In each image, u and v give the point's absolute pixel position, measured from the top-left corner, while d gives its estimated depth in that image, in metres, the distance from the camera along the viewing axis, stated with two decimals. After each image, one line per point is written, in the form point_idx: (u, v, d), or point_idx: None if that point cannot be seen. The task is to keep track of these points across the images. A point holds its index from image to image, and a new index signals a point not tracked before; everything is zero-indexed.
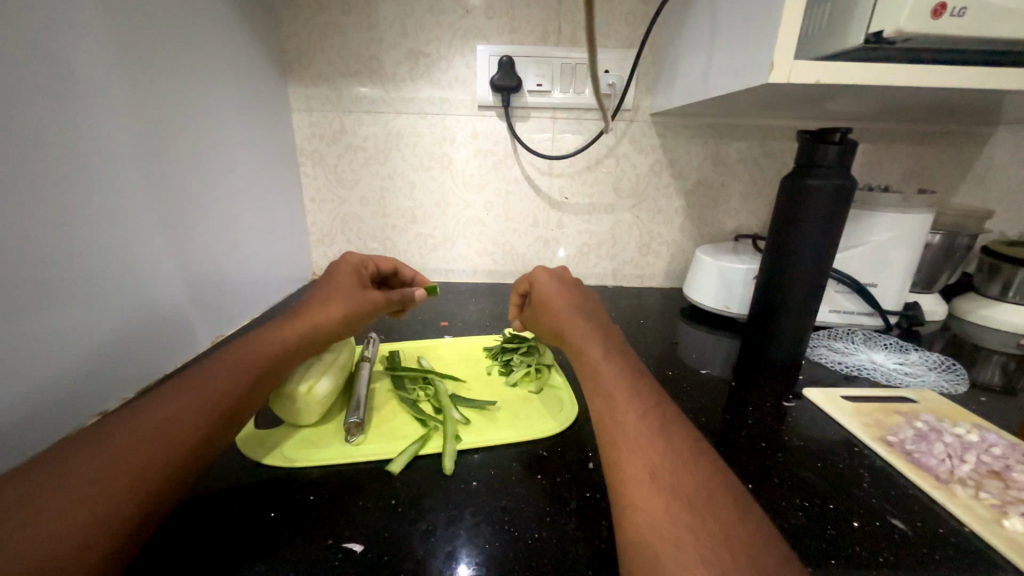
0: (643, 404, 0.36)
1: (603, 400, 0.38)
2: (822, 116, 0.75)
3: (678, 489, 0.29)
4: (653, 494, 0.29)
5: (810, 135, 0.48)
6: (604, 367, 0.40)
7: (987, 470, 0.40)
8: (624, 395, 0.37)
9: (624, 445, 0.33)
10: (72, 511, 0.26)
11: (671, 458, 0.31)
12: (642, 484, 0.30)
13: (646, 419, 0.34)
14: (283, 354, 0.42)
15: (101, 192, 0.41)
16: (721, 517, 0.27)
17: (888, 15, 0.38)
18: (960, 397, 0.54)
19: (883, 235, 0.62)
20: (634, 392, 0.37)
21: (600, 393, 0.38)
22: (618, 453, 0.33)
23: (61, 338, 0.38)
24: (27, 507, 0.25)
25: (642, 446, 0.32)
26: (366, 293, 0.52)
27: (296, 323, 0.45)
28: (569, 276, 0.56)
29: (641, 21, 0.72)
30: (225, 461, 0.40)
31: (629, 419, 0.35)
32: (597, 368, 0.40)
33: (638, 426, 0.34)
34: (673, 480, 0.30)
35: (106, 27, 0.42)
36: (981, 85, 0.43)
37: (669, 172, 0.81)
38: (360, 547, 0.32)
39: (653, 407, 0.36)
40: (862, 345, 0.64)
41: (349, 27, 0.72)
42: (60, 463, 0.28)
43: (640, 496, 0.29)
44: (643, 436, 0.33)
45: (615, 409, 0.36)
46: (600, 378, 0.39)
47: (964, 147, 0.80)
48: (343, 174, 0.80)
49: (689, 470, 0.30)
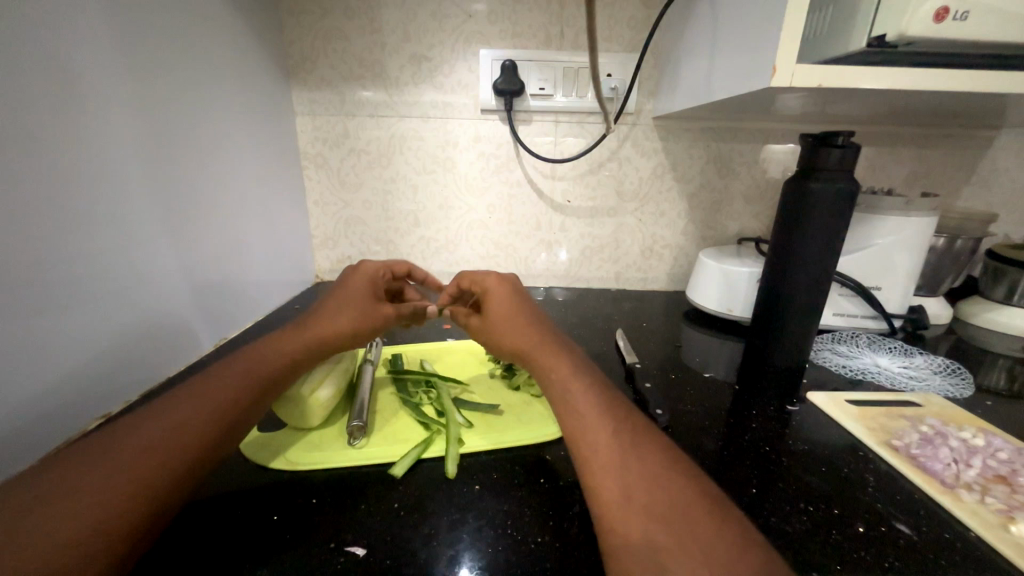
0: (615, 420, 0.35)
1: (572, 420, 0.37)
2: (825, 120, 0.75)
3: (656, 508, 0.29)
4: (632, 516, 0.29)
5: (813, 139, 0.48)
6: (572, 384, 0.39)
7: (993, 475, 0.40)
8: (593, 412, 0.36)
9: (599, 465, 0.33)
10: (72, 522, 0.26)
11: (648, 475, 0.31)
12: (619, 507, 0.30)
13: (618, 436, 0.34)
14: (290, 365, 0.42)
15: (103, 197, 0.42)
16: (699, 534, 0.27)
17: (889, 20, 0.38)
18: (965, 401, 0.54)
19: (887, 238, 0.62)
20: (604, 409, 0.36)
21: (568, 412, 0.37)
22: (593, 475, 0.32)
23: (66, 342, 0.39)
24: (26, 518, 0.25)
25: (618, 465, 0.32)
26: (378, 307, 0.50)
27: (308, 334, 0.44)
28: (518, 283, 0.52)
29: (643, 25, 0.72)
30: (229, 464, 0.40)
31: (601, 438, 0.34)
32: (565, 387, 0.39)
33: (610, 445, 0.33)
34: (650, 499, 0.29)
35: (112, 33, 0.42)
36: (985, 88, 0.43)
37: (672, 176, 0.81)
38: (363, 551, 0.32)
39: (623, 423, 0.35)
40: (866, 348, 0.64)
41: (353, 32, 0.72)
42: (58, 474, 0.28)
43: (619, 519, 0.29)
44: (618, 454, 0.33)
45: (586, 429, 0.35)
46: (569, 395, 0.38)
47: (969, 150, 0.79)
48: (347, 178, 0.81)
49: (666, 487, 0.30)
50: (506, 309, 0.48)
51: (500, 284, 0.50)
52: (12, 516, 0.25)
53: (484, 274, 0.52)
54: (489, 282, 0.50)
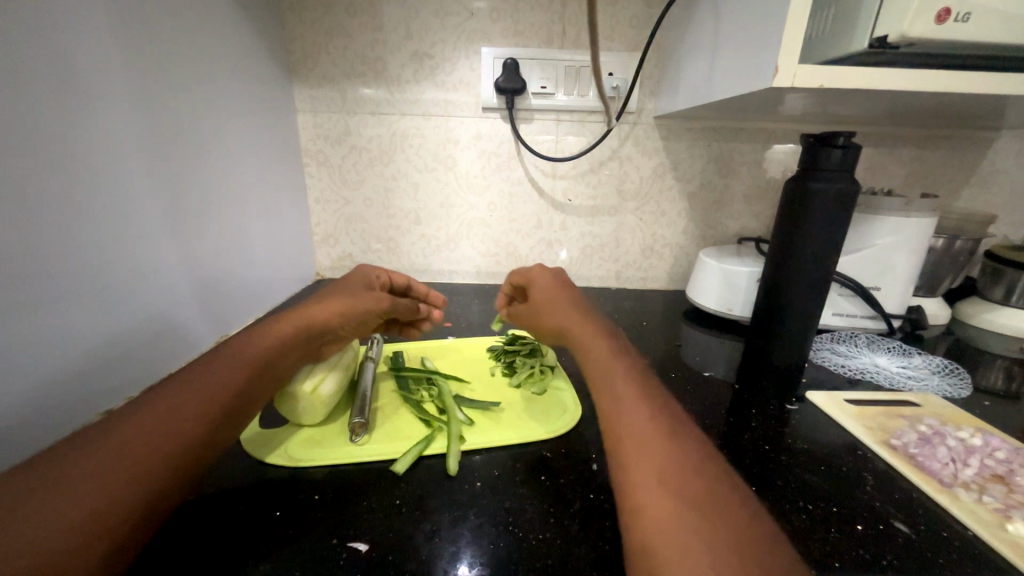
0: (652, 406, 0.35)
1: (610, 402, 0.36)
2: (825, 120, 0.75)
3: (686, 492, 0.29)
4: (662, 497, 0.29)
5: (813, 139, 0.48)
6: (614, 367, 0.39)
7: (991, 474, 0.40)
8: (632, 396, 0.36)
9: (632, 445, 0.32)
10: (66, 516, 0.26)
11: (680, 461, 0.30)
12: (649, 485, 0.29)
13: (655, 420, 0.34)
14: (279, 349, 0.41)
15: (107, 191, 0.42)
16: (729, 521, 0.27)
17: (892, 21, 0.38)
18: (963, 401, 0.54)
19: (886, 239, 0.62)
20: (641, 394, 0.36)
21: (607, 394, 0.37)
22: (625, 454, 0.32)
23: (65, 336, 0.38)
24: (20, 509, 0.25)
25: (650, 449, 0.32)
26: (365, 299, 0.50)
27: (294, 318, 0.44)
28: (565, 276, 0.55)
29: (645, 25, 0.72)
30: (230, 460, 0.40)
31: (637, 420, 0.34)
32: (606, 368, 0.39)
33: (647, 428, 0.33)
34: (681, 483, 0.29)
35: (115, 30, 0.42)
36: (986, 89, 0.43)
37: (673, 175, 0.81)
38: (365, 547, 0.32)
39: (659, 410, 0.35)
40: (865, 348, 0.64)
41: (355, 29, 0.72)
42: (53, 463, 0.28)
43: (649, 498, 0.29)
44: (650, 438, 0.32)
45: (623, 409, 0.35)
46: (608, 378, 0.38)
47: (969, 151, 0.80)
48: (348, 175, 0.81)
49: (696, 473, 0.30)
50: (545, 292, 0.51)
51: (544, 273, 0.53)
52: (7, 506, 0.25)
53: (530, 267, 0.56)
54: (540, 273, 0.54)
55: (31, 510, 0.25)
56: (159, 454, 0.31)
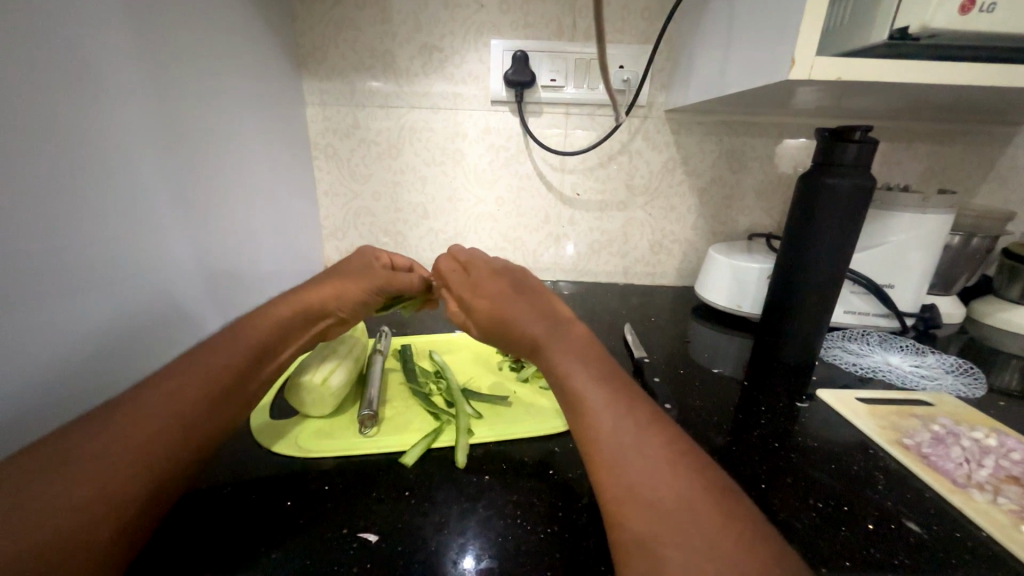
0: (619, 407, 0.33)
1: (575, 408, 0.35)
2: (840, 114, 0.74)
3: (662, 505, 0.28)
4: (638, 513, 0.28)
5: (829, 133, 0.47)
6: (577, 367, 0.37)
7: (1006, 475, 0.40)
8: (597, 398, 0.34)
9: (602, 457, 0.32)
10: (74, 509, 0.26)
11: (654, 471, 0.30)
12: (625, 503, 0.29)
13: (620, 427, 0.32)
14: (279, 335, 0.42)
15: (117, 185, 0.42)
16: (705, 532, 0.26)
17: (914, 11, 0.37)
18: (977, 401, 0.53)
19: (900, 236, 0.61)
20: (608, 395, 0.34)
21: (573, 399, 0.36)
22: (601, 468, 0.31)
23: (72, 327, 0.39)
24: (27, 499, 0.25)
25: (622, 459, 0.31)
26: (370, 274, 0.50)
27: (293, 303, 0.44)
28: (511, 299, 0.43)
29: (656, 17, 0.71)
30: (240, 450, 0.41)
31: (607, 427, 0.33)
32: (563, 371, 0.37)
33: (613, 437, 0.32)
34: (656, 497, 0.28)
35: (124, 22, 0.42)
36: (1009, 83, 0.42)
37: (683, 170, 0.80)
38: (374, 537, 0.33)
39: (625, 411, 0.33)
40: (877, 346, 0.63)
41: (364, 22, 0.72)
42: (58, 449, 0.28)
43: (625, 517, 0.29)
44: (619, 449, 0.31)
45: (588, 418, 0.34)
46: (569, 381, 0.36)
47: (988, 146, 0.78)
48: (356, 168, 0.81)
49: (673, 480, 0.29)
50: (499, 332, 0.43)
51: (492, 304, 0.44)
52: (14, 496, 0.25)
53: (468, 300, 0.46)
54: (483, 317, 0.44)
55: (38, 497, 0.26)
56: (165, 448, 0.31)
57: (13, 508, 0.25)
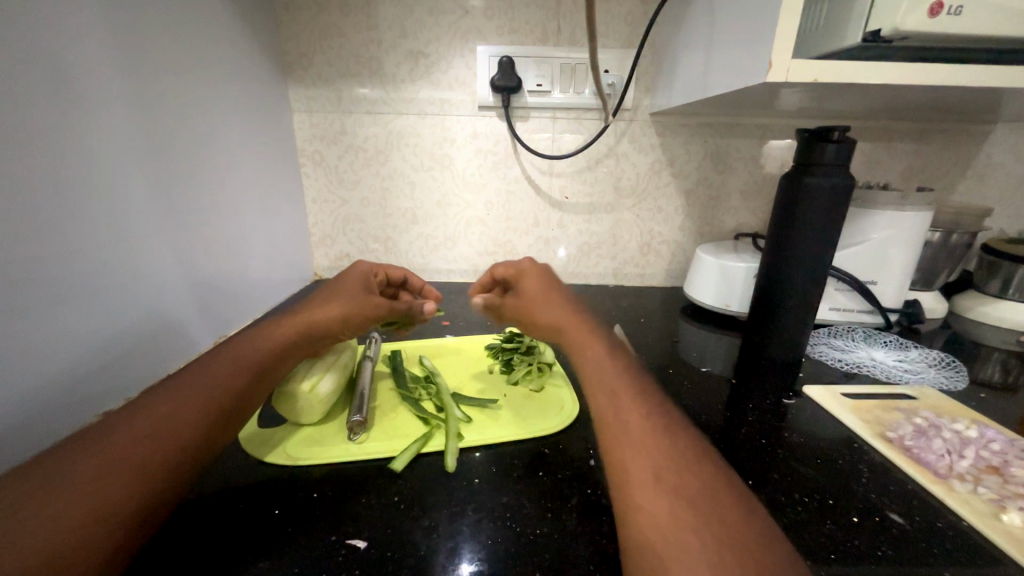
0: (646, 403, 0.35)
1: (605, 395, 0.37)
2: (821, 115, 0.75)
3: (682, 488, 0.29)
4: (657, 494, 0.29)
5: (809, 133, 0.48)
6: (608, 365, 0.39)
7: (986, 465, 0.40)
8: (629, 396, 0.36)
9: (626, 441, 0.33)
10: (70, 521, 0.26)
11: (675, 460, 0.31)
12: (645, 485, 0.29)
13: (648, 418, 0.34)
14: (280, 353, 0.42)
15: (103, 195, 0.42)
16: (724, 519, 0.27)
17: (886, 14, 0.38)
18: (959, 394, 0.54)
19: (882, 233, 0.62)
20: (635, 392, 0.37)
21: (601, 391, 0.37)
22: (621, 450, 0.32)
23: (61, 339, 0.38)
24: (21, 509, 0.25)
25: (644, 445, 0.32)
26: (368, 301, 0.50)
27: (293, 322, 0.45)
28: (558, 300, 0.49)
29: (640, 21, 0.72)
30: (230, 460, 0.41)
31: (632, 416, 0.34)
32: (600, 364, 0.40)
33: (641, 424, 0.33)
34: (676, 483, 0.29)
35: (109, 31, 0.42)
36: (979, 83, 0.43)
37: (670, 171, 0.81)
38: (363, 543, 0.33)
39: (653, 408, 0.35)
40: (861, 342, 0.64)
41: (349, 28, 0.72)
42: (53, 467, 0.28)
43: (644, 498, 0.29)
44: (645, 436, 0.32)
45: (618, 406, 0.35)
46: (604, 373, 0.39)
47: (964, 144, 0.80)
48: (344, 175, 0.81)
49: (690, 469, 0.30)
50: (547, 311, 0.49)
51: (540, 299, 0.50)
52: (5, 508, 0.25)
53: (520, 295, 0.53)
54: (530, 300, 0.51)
55: (32, 511, 0.25)
56: (160, 459, 0.31)
57: (10, 517, 0.25)
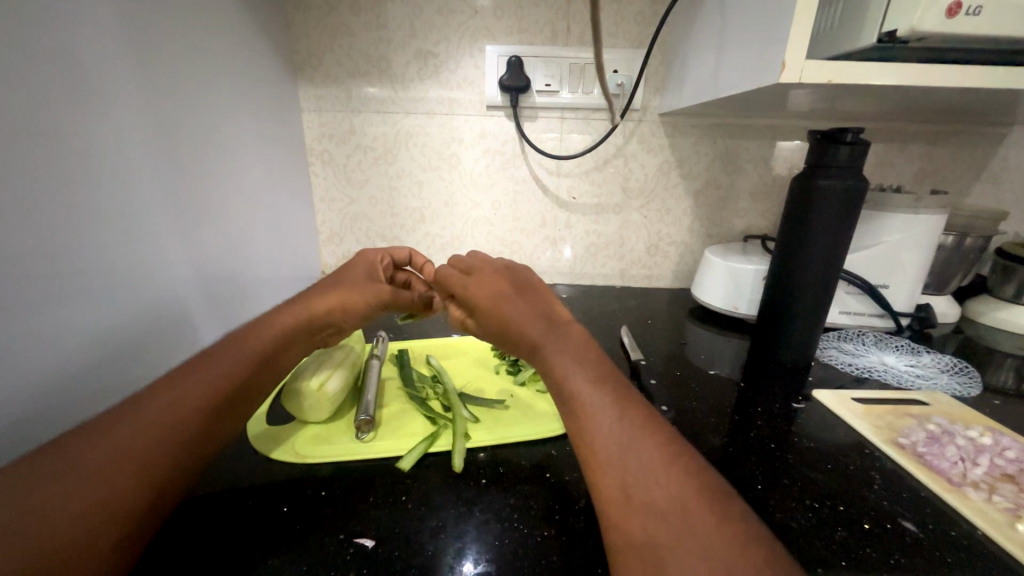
0: (615, 406, 0.33)
1: (570, 406, 0.35)
2: (833, 116, 0.74)
3: (657, 503, 0.28)
4: (633, 512, 0.28)
5: (821, 135, 0.47)
6: (571, 368, 0.36)
7: (1001, 474, 0.40)
8: (595, 402, 0.34)
9: (598, 456, 0.31)
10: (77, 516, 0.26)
11: (649, 470, 0.30)
12: (622, 502, 0.29)
13: (617, 426, 0.32)
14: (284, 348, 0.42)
15: (112, 193, 0.42)
16: (698, 528, 0.26)
17: (903, 14, 0.37)
18: (972, 400, 0.54)
19: (894, 236, 0.61)
20: (609, 397, 0.34)
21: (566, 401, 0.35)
22: (594, 467, 0.31)
23: (68, 334, 0.39)
24: (26, 499, 0.26)
25: (616, 460, 0.31)
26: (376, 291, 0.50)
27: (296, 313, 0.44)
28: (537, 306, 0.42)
29: (650, 21, 0.72)
30: (237, 457, 0.41)
31: (598, 429, 0.32)
32: (562, 370, 0.37)
33: (610, 434, 0.32)
34: (651, 495, 0.29)
35: (121, 32, 0.43)
36: (997, 85, 0.42)
37: (678, 173, 0.81)
38: (370, 542, 0.33)
39: (623, 410, 0.33)
40: (872, 346, 0.64)
41: (359, 28, 0.72)
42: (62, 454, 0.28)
43: (622, 515, 0.29)
44: (614, 447, 0.31)
45: (584, 417, 0.34)
46: (565, 379, 0.36)
47: (980, 146, 0.79)
48: (353, 174, 0.81)
49: (665, 479, 0.29)
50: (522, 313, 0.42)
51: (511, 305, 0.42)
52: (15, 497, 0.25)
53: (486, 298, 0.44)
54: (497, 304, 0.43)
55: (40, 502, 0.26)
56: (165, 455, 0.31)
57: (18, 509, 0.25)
